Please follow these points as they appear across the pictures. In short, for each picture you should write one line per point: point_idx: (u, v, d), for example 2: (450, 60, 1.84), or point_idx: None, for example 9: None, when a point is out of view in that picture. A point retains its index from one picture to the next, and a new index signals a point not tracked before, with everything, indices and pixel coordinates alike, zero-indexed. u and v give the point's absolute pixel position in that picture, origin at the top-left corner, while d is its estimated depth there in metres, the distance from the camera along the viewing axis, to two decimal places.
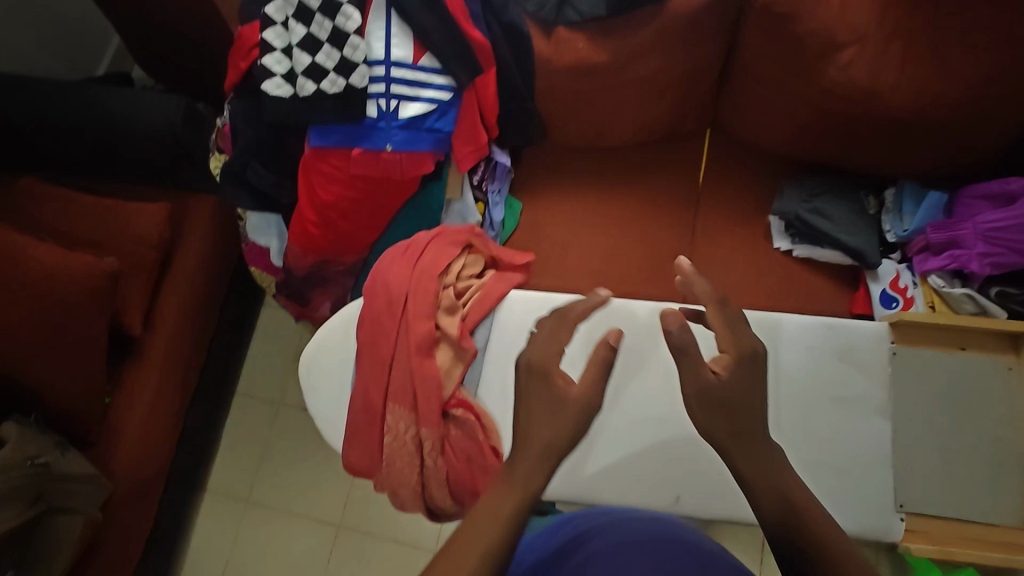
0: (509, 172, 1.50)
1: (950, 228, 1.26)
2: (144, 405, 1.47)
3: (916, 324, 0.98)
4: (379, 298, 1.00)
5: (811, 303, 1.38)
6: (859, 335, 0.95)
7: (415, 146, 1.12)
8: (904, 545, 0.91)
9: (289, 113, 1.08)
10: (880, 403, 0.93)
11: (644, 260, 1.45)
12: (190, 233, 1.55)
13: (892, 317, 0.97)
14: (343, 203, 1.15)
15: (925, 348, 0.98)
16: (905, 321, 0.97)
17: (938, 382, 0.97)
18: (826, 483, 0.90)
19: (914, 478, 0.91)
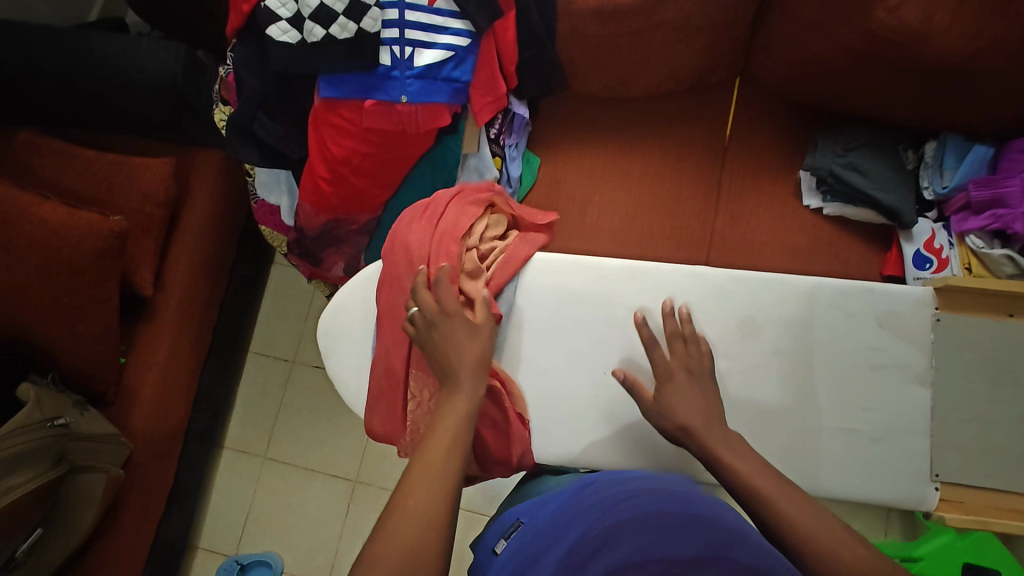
0: (526, 125, 1.43)
1: (995, 185, 1.19)
2: (159, 365, 1.46)
3: (962, 288, 0.94)
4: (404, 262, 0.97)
5: (840, 264, 1.33)
6: (901, 302, 0.94)
7: (432, 97, 1.05)
8: (938, 514, 0.91)
9: (297, 62, 1.01)
10: (919, 371, 0.93)
11: (666, 218, 1.40)
12: (197, 190, 1.50)
13: (938, 283, 0.94)
14: (357, 159, 1.09)
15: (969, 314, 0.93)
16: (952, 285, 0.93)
17: (981, 350, 0.94)
18: (855, 449, 0.92)
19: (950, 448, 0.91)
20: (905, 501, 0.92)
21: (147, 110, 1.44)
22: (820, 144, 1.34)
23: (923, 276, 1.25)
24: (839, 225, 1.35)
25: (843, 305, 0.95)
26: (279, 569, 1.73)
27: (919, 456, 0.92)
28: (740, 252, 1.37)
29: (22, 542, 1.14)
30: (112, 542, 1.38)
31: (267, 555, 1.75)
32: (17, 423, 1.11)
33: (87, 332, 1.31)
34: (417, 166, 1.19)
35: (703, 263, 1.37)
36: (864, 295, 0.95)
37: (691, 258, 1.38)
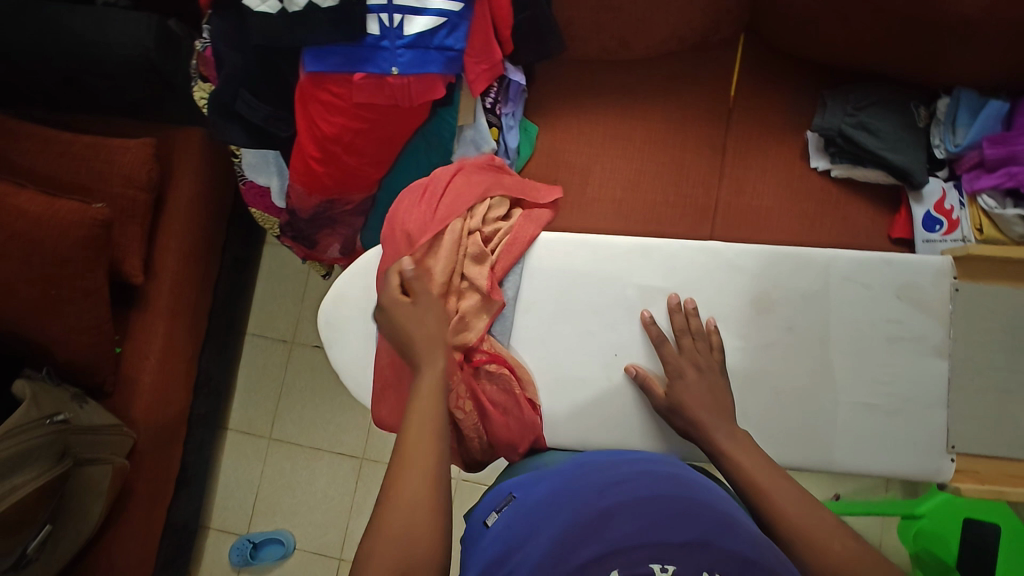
0: (523, 92, 1.37)
1: (1010, 142, 1.16)
2: (156, 353, 1.43)
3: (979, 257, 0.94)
4: (406, 249, 0.95)
5: (848, 228, 1.30)
6: (918, 272, 0.94)
7: (425, 67, 0.99)
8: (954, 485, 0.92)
9: (280, 35, 0.95)
10: (937, 343, 0.93)
11: (670, 186, 1.36)
12: (181, 171, 1.44)
13: (959, 252, 0.93)
14: (348, 137, 1.04)
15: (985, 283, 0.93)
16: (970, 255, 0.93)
17: (998, 320, 0.94)
18: (871, 423, 0.93)
19: (968, 420, 0.92)
20: (920, 474, 0.93)
21: (122, 88, 1.36)
22: (829, 103, 1.29)
23: (933, 239, 1.23)
24: (848, 188, 1.32)
25: (859, 277, 0.95)
26: (291, 546, 1.76)
27: (935, 427, 0.92)
28: (746, 219, 1.33)
29: (32, 539, 1.14)
30: (124, 529, 1.38)
31: (279, 533, 1.77)
32: (17, 422, 1.09)
33: (79, 324, 1.27)
34: (413, 139, 1.15)
35: (709, 231, 1.34)
36: (880, 267, 0.95)
37: (696, 227, 1.34)
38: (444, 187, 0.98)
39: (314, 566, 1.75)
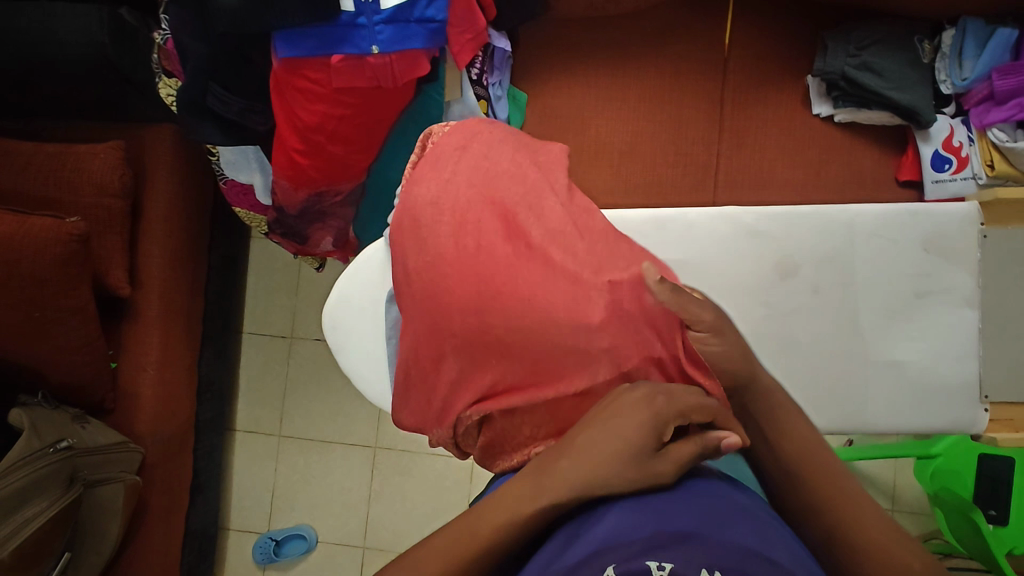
0: (508, 58, 1.29)
1: (1021, 72, 1.11)
2: (153, 365, 1.38)
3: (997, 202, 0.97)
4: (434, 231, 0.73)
5: (854, 173, 1.27)
6: (946, 221, 0.94)
7: (406, 44, 0.92)
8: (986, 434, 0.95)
9: (247, 20, 0.87)
10: (969, 292, 0.94)
11: (668, 146, 1.31)
12: (155, 172, 1.36)
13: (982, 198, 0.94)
14: (332, 125, 0.97)
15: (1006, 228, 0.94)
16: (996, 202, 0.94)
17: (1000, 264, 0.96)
18: (909, 381, 0.94)
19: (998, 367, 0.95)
20: (956, 427, 0.95)
21: (80, 89, 1.27)
22: (830, 44, 1.22)
23: (942, 179, 1.20)
24: (852, 132, 1.27)
25: (885, 231, 0.95)
26: (314, 539, 1.76)
27: (965, 380, 0.94)
28: (749, 173, 1.29)
29: (53, 567, 1.12)
30: (145, 544, 1.37)
31: (300, 528, 1.76)
32: (19, 454, 1.05)
33: (69, 344, 1.22)
34: (400, 120, 1.09)
35: (712, 188, 1.30)
36: (904, 218, 0.95)
37: (698, 185, 1.30)
38: (463, 143, 0.80)
39: (339, 556, 1.76)
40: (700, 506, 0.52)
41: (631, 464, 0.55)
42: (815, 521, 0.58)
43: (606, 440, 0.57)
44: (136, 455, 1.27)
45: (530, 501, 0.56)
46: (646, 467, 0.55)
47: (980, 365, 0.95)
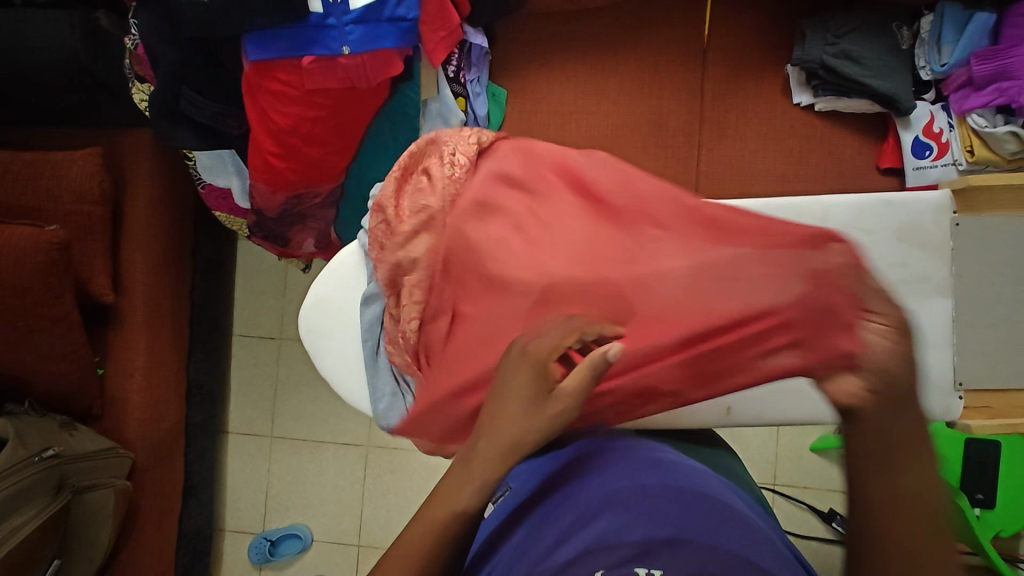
0: (487, 54, 1.28)
1: (1000, 56, 1.10)
2: (140, 370, 1.38)
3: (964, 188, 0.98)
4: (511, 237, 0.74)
5: (835, 162, 1.27)
6: (919, 212, 0.94)
7: (377, 43, 0.92)
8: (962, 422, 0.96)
9: (215, 24, 0.86)
10: (942, 281, 0.94)
11: (650, 138, 1.30)
12: (136, 177, 1.35)
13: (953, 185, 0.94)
14: (306, 127, 0.97)
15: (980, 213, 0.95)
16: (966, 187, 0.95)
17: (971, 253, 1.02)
18: None
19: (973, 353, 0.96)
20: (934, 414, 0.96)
21: (56, 96, 1.26)
22: (808, 33, 1.22)
23: (923, 165, 1.20)
24: (833, 121, 1.27)
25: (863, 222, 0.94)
26: (309, 539, 1.77)
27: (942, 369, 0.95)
28: (730, 164, 1.29)
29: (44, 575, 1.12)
30: (138, 548, 1.38)
31: (295, 528, 1.77)
32: (5, 463, 1.05)
33: (54, 352, 1.21)
34: (376, 121, 1.09)
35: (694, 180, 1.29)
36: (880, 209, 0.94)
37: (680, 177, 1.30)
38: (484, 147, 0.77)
39: (336, 554, 1.77)
40: (689, 506, 0.67)
41: (536, 413, 0.54)
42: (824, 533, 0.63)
43: (506, 410, 0.54)
44: (126, 461, 1.28)
45: (458, 500, 0.53)
46: (540, 411, 0.54)
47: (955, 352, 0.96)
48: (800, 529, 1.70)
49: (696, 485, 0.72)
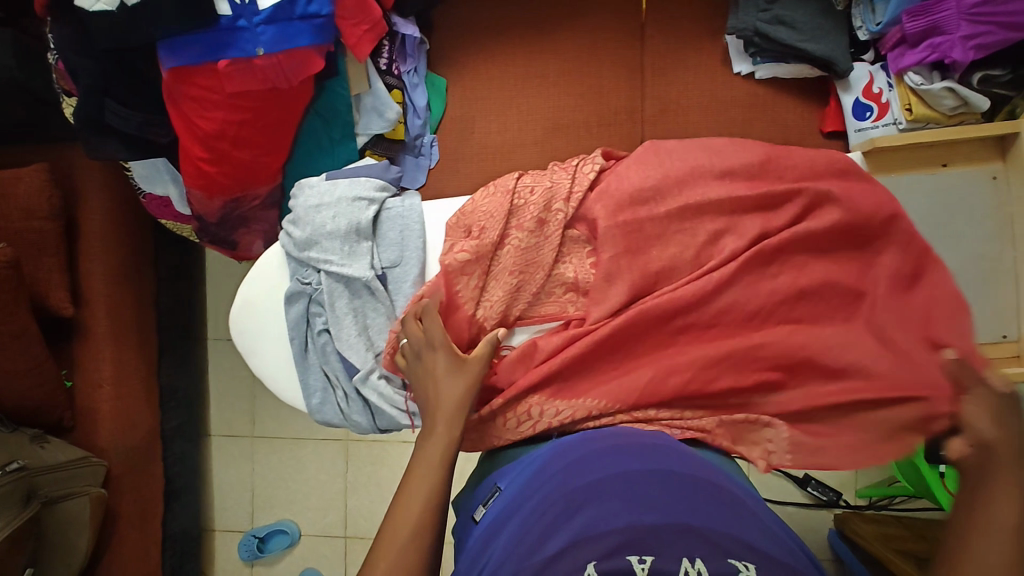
0: (423, 44, 1.28)
1: (931, 11, 1.08)
2: (106, 380, 1.40)
3: (888, 147, 0.95)
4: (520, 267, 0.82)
5: (779, 128, 1.26)
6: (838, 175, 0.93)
7: (292, 42, 0.92)
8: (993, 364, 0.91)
9: (126, 32, 0.86)
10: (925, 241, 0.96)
11: (592, 116, 1.30)
12: (87, 190, 1.36)
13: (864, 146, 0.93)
14: (233, 131, 0.97)
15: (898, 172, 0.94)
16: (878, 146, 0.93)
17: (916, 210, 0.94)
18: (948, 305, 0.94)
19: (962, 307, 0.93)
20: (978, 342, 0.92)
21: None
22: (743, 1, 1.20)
23: (865, 127, 1.19)
24: (776, 87, 1.26)
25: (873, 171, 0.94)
26: (296, 533, 1.80)
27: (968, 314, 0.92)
28: (675, 138, 1.28)
29: None
30: (120, 552, 1.41)
31: (282, 523, 1.80)
32: None
33: (16, 367, 1.23)
34: (307, 119, 1.12)
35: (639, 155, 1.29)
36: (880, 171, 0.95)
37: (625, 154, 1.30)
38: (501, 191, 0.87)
39: (322, 546, 1.80)
40: (683, 483, 0.68)
41: (463, 369, 0.73)
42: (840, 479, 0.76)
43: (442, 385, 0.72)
44: (99, 469, 1.31)
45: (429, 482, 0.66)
46: (462, 373, 0.72)
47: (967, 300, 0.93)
48: (775, 495, 1.66)
49: (690, 459, 0.72)
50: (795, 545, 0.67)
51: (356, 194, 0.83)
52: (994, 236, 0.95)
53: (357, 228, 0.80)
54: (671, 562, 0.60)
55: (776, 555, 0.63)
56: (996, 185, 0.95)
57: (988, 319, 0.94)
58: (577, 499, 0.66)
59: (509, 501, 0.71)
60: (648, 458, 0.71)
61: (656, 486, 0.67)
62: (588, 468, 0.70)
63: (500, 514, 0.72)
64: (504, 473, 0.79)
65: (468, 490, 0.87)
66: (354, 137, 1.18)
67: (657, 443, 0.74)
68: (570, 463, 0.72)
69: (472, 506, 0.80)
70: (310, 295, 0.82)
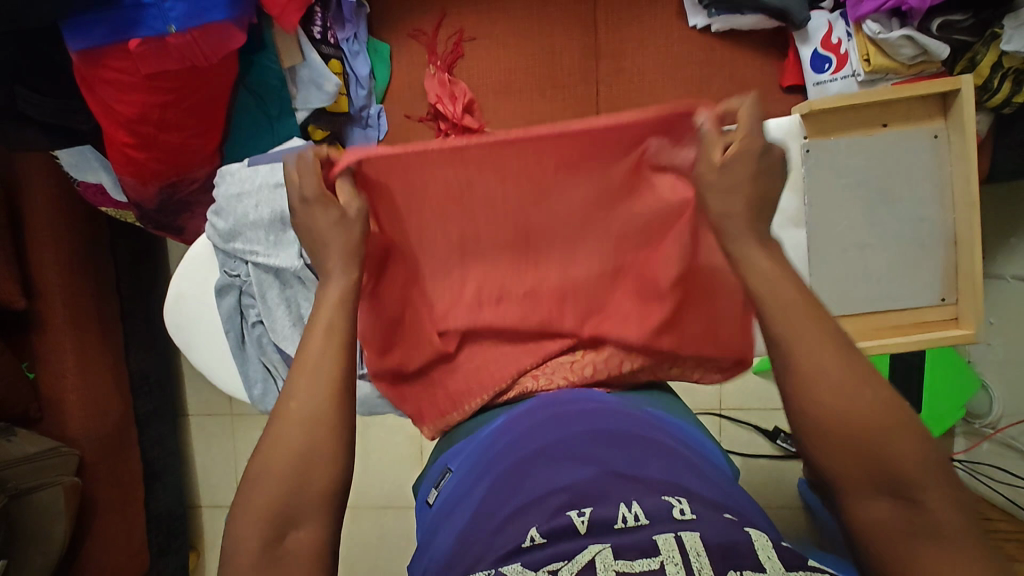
0: (362, 8, 1.21)
1: None
2: (70, 368, 1.38)
3: (831, 110, 0.90)
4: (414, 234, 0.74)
5: (739, 82, 1.21)
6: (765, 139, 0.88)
7: (205, 16, 0.86)
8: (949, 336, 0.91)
9: (25, 13, 0.80)
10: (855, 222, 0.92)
11: (544, 77, 1.24)
12: (30, 183, 1.30)
13: (801, 109, 0.89)
14: (156, 114, 0.93)
15: (839, 137, 0.90)
16: (818, 109, 0.89)
17: (857, 174, 0.91)
18: (885, 277, 0.92)
19: (877, 274, 0.92)
20: (911, 300, 0.93)
21: None
22: None
23: (823, 80, 1.15)
24: (734, 41, 1.20)
25: None
26: None
27: (909, 289, 0.93)
28: (632, 98, 1.23)
29: None
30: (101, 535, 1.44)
31: None
32: None
33: None
34: (237, 96, 1.10)
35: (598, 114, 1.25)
36: None
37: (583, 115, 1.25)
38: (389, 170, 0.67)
39: None
40: (616, 436, 0.61)
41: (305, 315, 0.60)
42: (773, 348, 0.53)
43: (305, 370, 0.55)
44: (71, 460, 1.32)
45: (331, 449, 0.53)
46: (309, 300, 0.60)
47: (901, 274, 0.92)
48: (747, 450, 1.64)
49: (624, 415, 0.66)
50: (733, 493, 0.60)
51: (278, 181, 0.79)
52: (936, 194, 0.92)
53: (281, 217, 0.78)
54: (609, 508, 0.50)
55: (715, 496, 0.55)
56: (937, 145, 0.91)
57: (932, 284, 0.93)
58: (516, 471, 0.59)
59: (459, 484, 0.66)
60: (589, 419, 0.64)
61: (592, 440, 0.60)
62: (528, 438, 0.64)
63: (449, 502, 0.64)
64: (453, 453, 0.74)
65: (428, 464, 0.82)
66: (293, 112, 1.16)
67: (593, 406, 0.68)
68: (514, 434, 0.66)
69: (425, 490, 0.75)
70: (240, 286, 0.81)
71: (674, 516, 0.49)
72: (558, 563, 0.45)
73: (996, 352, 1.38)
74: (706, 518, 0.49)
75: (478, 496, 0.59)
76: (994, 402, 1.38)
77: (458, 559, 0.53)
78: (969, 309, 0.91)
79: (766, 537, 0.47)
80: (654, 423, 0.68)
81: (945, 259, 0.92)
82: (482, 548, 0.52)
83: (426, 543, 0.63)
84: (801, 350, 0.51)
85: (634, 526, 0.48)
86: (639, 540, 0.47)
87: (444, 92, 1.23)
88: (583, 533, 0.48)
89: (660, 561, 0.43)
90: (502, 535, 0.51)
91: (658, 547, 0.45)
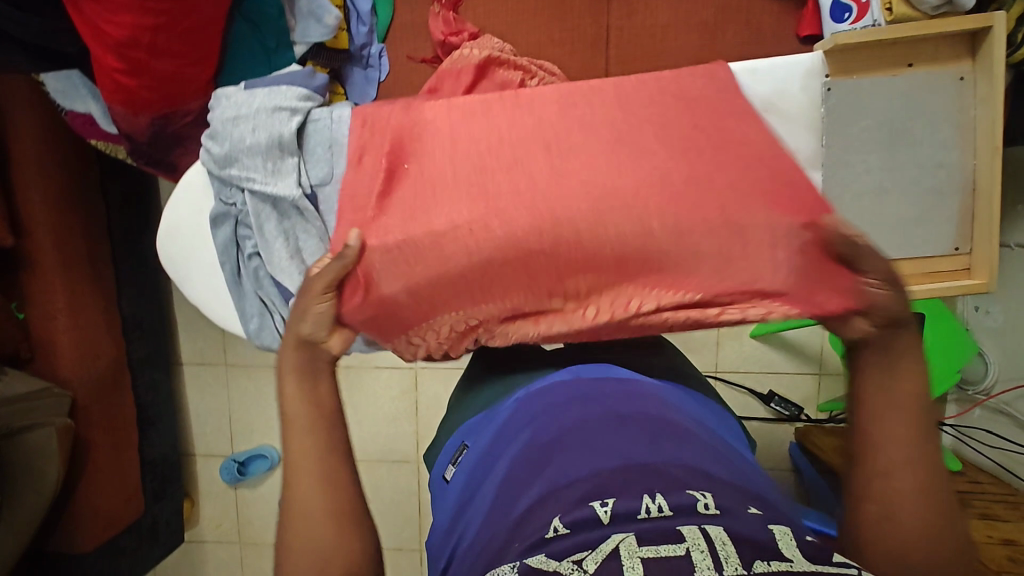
0: None
1: None
2: (60, 310, 1.36)
3: (856, 47, 0.87)
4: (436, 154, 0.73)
5: (754, 30, 1.17)
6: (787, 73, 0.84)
7: None
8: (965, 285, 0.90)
9: None
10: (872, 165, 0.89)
11: (553, 19, 1.20)
12: (15, 116, 1.26)
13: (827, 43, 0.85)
14: (148, 38, 0.87)
15: (862, 75, 0.88)
16: (843, 46, 0.86)
17: (877, 115, 0.88)
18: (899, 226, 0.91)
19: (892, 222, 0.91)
20: (924, 250, 0.92)
21: None
22: None
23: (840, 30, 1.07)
24: None
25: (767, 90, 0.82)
26: (275, 457, 1.73)
27: (923, 239, 0.92)
28: (643, 44, 1.19)
29: None
30: (95, 478, 1.44)
31: (260, 448, 1.73)
32: None
33: None
34: (234, 25, 1.03)
35: (607, 60, 1.21)
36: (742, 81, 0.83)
37: (592, 60, 1.21)
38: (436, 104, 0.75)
39: None
40: (639, 427, 0.59)
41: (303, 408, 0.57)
42: (876, 447, 0.53)
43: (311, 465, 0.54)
44: (64, 401, 1.32)
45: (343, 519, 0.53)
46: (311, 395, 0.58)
47: (918, 224, 0.91)
48: (740, 411, 1.65)
49: (641, 400, 0.65)
50: (754, 476, 0.58)
51: (276, 105, 0.76)
52: (957, 139, 0.89)
53: (279, 141, 0.75)
54: (631, 500, 0.49)
55: (737, 484, 0.54)
56: (963, 88, 0.88)
57: (946, 235, 0.92)
58: (539, 459, 0.57)
59: (477, 467, 0.64)
60: (611, 407, 0.62)
61: (613, 431, 0.58)
62: (550, 425, 0.61)
63: (469, 489, 0.62)
64: (470, 430, 0.72)
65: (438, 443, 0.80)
66: (291, 46, 1.11)
67: (618, 392, 0.66)
68: (533, 420, 0.64)
69: (439, 467, 0.73)
70: (236, 216, 0.79)
71: (699, 510, 0.47)
72: (582, 552, 0.43)
73: (995, 319, 1.38)
74: (732, 513, 0.47)
75: (498, 485, 0.58)
76: (988, 368, 1.39)
77: (477, 551, 0.52)
78: (982, 259, 0.90)
79: (788, 533, 0.44)
80: (672, 404, 0.65)
81: (960, 208, 0.91)
82: (502, 540, 0.50)
83: (447, 529, 0.61)
84: (904, 467, 0.52)
85: (658, 517, 0.46)
86: (662, 529, 0.45)
87: (450, 30, 1.17)
88: (607, 524, 0.46)
89: (685, 547, 0.42)
90: (523, 527, 0.50)
91: (682, 536, 0.43)
